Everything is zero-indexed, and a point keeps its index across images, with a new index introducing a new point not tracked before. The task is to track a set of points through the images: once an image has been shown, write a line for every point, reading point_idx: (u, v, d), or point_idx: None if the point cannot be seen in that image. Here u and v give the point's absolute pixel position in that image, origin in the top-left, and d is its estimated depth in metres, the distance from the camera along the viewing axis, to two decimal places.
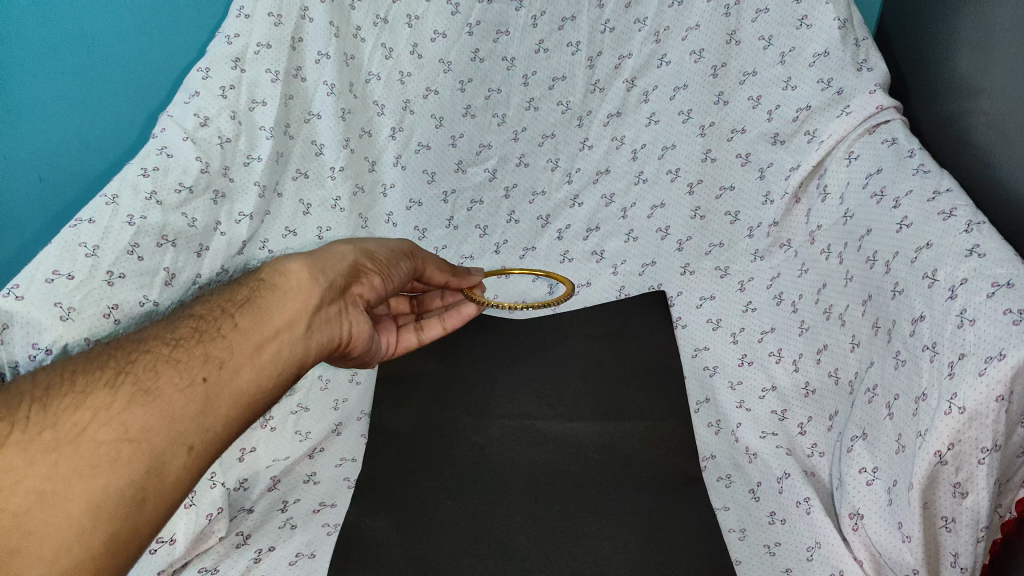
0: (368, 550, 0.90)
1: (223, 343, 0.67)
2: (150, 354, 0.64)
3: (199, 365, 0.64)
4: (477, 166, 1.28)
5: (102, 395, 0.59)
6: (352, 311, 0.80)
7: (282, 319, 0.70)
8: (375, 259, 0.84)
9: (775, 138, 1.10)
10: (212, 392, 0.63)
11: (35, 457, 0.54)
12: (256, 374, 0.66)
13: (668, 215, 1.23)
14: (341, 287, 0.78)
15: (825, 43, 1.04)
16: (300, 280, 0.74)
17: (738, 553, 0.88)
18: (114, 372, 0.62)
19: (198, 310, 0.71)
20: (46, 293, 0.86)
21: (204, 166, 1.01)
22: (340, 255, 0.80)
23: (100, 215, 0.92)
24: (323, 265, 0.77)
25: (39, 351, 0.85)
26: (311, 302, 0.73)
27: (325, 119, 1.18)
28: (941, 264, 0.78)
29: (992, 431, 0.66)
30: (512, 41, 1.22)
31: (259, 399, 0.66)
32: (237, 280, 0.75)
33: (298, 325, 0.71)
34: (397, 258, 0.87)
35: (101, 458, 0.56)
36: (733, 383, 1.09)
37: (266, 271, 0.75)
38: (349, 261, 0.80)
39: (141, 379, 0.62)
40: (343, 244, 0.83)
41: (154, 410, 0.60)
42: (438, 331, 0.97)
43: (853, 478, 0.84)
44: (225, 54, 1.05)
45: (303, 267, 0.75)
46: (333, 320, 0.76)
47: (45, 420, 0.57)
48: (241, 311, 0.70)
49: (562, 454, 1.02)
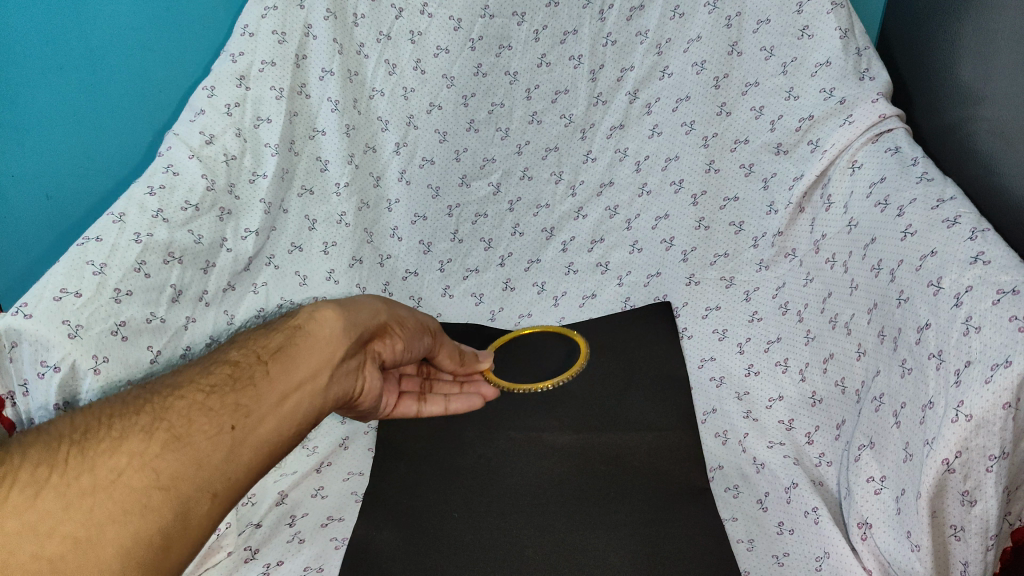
0: (375, 563, 0.89)
1: (252, 391, 0.70)
2: (186, 401, 0.68)
3: (227, 411, 0.68)
4: (482, 180, 1.29)
5: (138, 441, 0.64)
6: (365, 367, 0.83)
7: (307, 371, 0.73)
8: (401, 322, 0.88)
9: (778, 147, 1.11)
10: (238, 441, 0.67)
11: (71, 502, 0.60)
12: (279, 425, 0.70)
13: (671, 226, 1.24)
14: (363, 341, 0.81)
15: (826, 53, 1.05)
16: (333, 332, 0.76)
17: (747, 564, 0.87)
18: (151, 419, 0.66)
19: (236, 356, 0.74)
20: (54, 311, 0.84)
21: (209, 183, 1.02)
22: (370, 311, 0.83)
23: (107, 233, 0.92)
24: (354, 316, 0.80)
25: (47, 369, 0.83)
26: (333, 357, 0.75)
27: (329, 135, 1.18)
28: (946, 272, 0.77)
29: (1000, 438, 0.66)
30: (515, 55, 1.22)
31: (278, 448, 0.70)
32: (273, 326, 0.78)
33: (320, 379, 0.74)
34: (422, 330, 0.92)
35: (131, 504, 0.61)
36: (740, 393, 1.08)
37: (301, 317, 0.77)
38: (377, 318, 0.84)
39: (175, 425, 0.66)
40: (377, 301, 0.86)
41: (183, 456, 0.64)
42: (439, 408, 0.98)
43: (862, 487, 0.82)
44: (230, 73, 1.08)
45: (336, 318, 0.78)
46: (350, 373, 0.80)
47: (83, 465, 0.62)
48: (273, 360, 0.73)
49: (570, 466, 1.02)
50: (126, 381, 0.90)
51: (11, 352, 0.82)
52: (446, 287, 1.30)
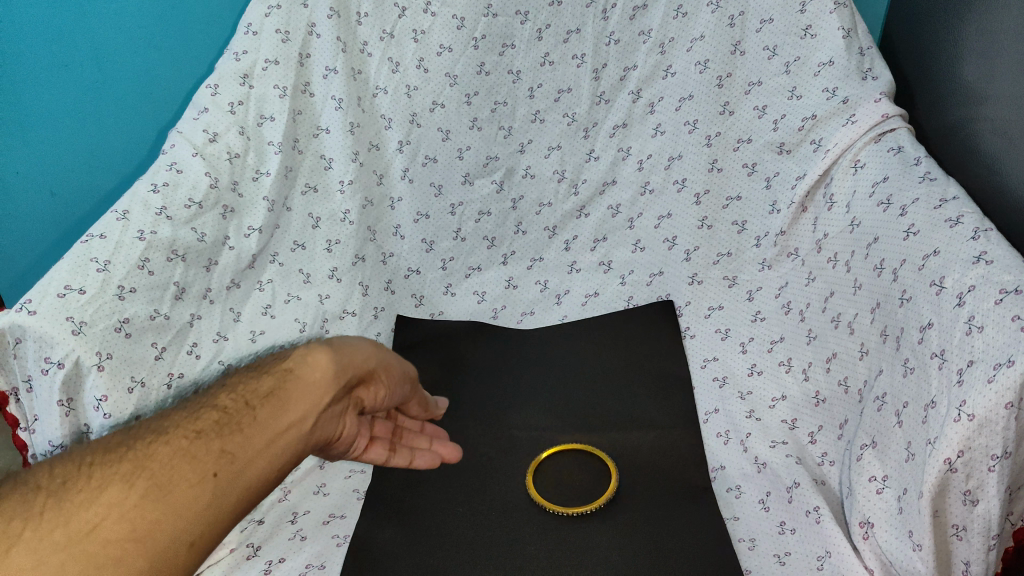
0: (378, 560, 0.89)
1: (240, 437, 0.65)
2: (169, 447, 0.62)
3: (212, 458, 0.62)
4: (484, 179, 1.29)
5: (116, 490, 0.57)
6: (347, 412, 0.78)
7: (296, 414, 0.68)
8: (389, 367, 0.82)
9: (781, 147, 1.12)
10: (221, 491, 0.61)
11: (44, 558, 0.52)
12: (263, 472, 0.64)
13: (674, 225, 1.24)
14: (352, 385, 0.76)
15: (829, 53, 1.06)
16: (325, 376, 0.71)
17: (749, 564, 0.87)
18: (130, 467, 0.60)
19: (223, 399, 0.68)
20: (58, 307, 0.82)
21: (213, 181, 1.02)
22: (364, 351, 0.77)
23: (110, 230, 0.91)
24: (349, 357, 0.75)
25: (50, 366, 0.80)
26: (325, 400, 0.70)
27: (332, 133, 1.19)
28: (948, 271, 0.77)
29: (1002, 438, 0.66)
30: (518, 53, 1.23)
31: (257, 496, 0.64)
32: (261, 368, 0.73)
33: (308, 424, 0.69)
34: (405, 375, 0.87)
35: (106, 560, 0.54)
36: (742, 393, 1.08)
37: (293, 358, 0.72)
38: (370, 361, 0.78)
39: (156, 473, 0.60)
40: (367, 342, 0.79)
41: (164, 507, 0.58)
42: (405, 460, 0.89)
43: (864, 486, 0.82)
44: (234, 71, 1.08)
45: (330, 360, 0.72)
46: (333, 418, 0.74)
47: (57, 518, 0.55)
48: (263, 404, 0.68)
49: (572, 465, 1.02)
50: (130, 377, 0.88)
51: (15, 348, 0.80)
52: (448, 285, 1.31)
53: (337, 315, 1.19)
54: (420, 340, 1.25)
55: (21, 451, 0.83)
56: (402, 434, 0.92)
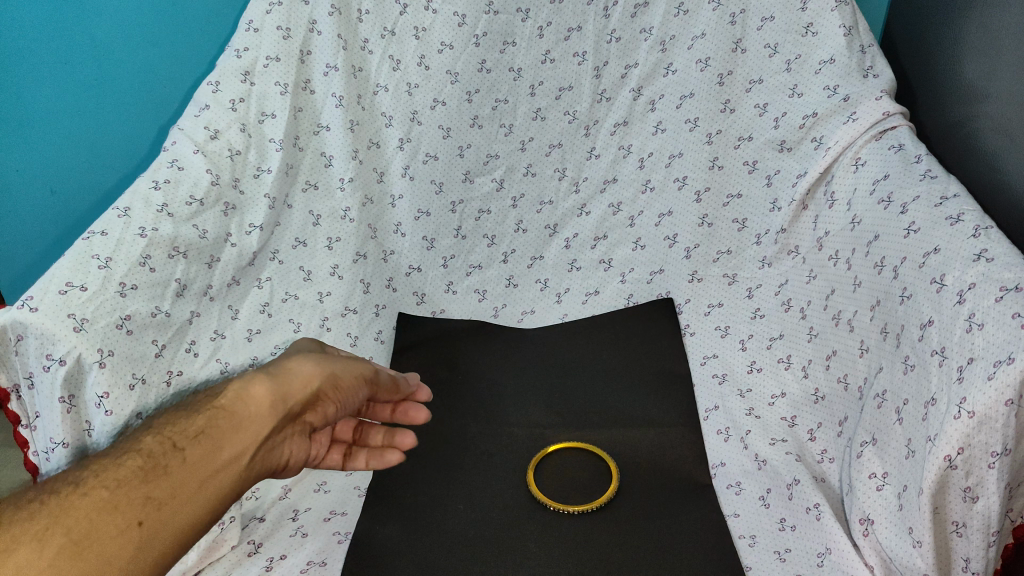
0: (379, 557, 0.90)
1: (169, 481, 0.60)
2: (90, 497, 0.57)
3: (138, 505, 0.57)
4: (485, 176, 1.29)
5: (28, 550, 0.51)
6: (296, 437, 0.74)
7: (231, 451, 0.64)
8: (343, 385, 0.76)
9: (782, 145, 1.12)
10: (151, 541, 0.56)
11: None
12: (201, 515, 0.60)
13: (675, 223, 1.25)
14: (297, 414, 0.72)
15: (830, 50, 1.06)
16: (261, 408, 0.68)
17: (749, 560, 0.87)
18: (41, 525, 0.53)
19: (147, 441, 0.63)
20: (60, 304, 0.80)
21: (214, 178, 1.02)
22: (306, 376, 0.72)
23: (112, 227, 0.90)
24: (290, 386, 0.71)
25: (52, 362, 0.78)
26: (262, 434, 0.66)
27: (333, 130, 1.18)
28: (949, 269, 0.77)
29: (1002, 435, 0.66)
30: (519, 51, 1.22)
31: (193, 543, 0.60)
32: (191, 405, 0.68)
33: (247, 458, 0.65)
34: (364, 386, 0.79)
35: None
36: (742, 390, 1.09)
37: (226, 395, 0.68)
38: (316, 383, 0.73)
39: (75, 527, 0.54)
40: (311, 362, 0.74)
41: (85, 566, 0.53)
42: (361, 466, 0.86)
43: (864, 484, 0.82)
44: (235, 68, 1.08)
45: (267, 391, 0.69)
46: (279, 447, 0.71)
47: None
48: (194, 443, 0.63)
49: (572, 461, 1.03)
50: (131, 374, 0.86)
51: (16, 346, 0.77)
52: (449, 283, 1.32)
53: (337, 313, 1.19)
54: (422, 338, 1.27)
55: (23, 448, 0.81)
56: (362, 435, 0.88)
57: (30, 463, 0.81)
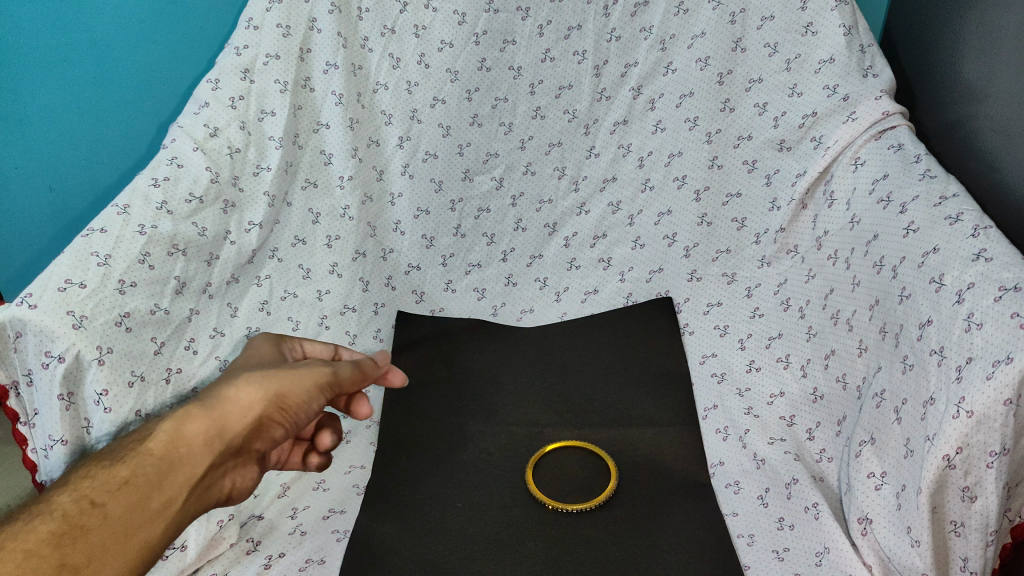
0: (378, 555, 0.90)
1: (85, 543, 0.64)
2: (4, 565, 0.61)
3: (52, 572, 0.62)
4: (485, 175, 1.29)
5: None
6: (244, 465, 0.76)
7: (154, 501, 0.68)
8: (285, 410, 0.76)
9: (781, 144, 1.12)
10: None
11: None
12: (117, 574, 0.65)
13: (674, 222, 1.25)
14: (233, 449, 0.74)
15: (830, 50, 1.07)
16: (185, 455, 0.71)
17: (748, 559, 0.87)
18: None
19: (73, 495, 0.68)
20: (59, 301, 0.80)
21: (213, 176, 1.02)
22: (240, 411, 0.74)
23: (111, 225, 0.90)
24: (219, 425, 0.73)
25: (51, 359, 0.78)
26: (189, 479, 0.70)
27: (332, 128, 1.18)
28: (948, 268, 0.77)
29: (1000, 434, 0.66)
30: (519, 50, 1.22)
31: None
32: (128, 446, 0.73)
33: (173, 506, 0.69)
34: (314, 403, 0.78)
35: None
36: (741, 389, 1.09)
37: (157, 438, 0.72)
38: (252, 413, 0.74)
39: None
40: (245, 392, 0.74)
41: None
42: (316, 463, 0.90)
43: (862, 483, 0.82)
44: (235, 65, 1.08)
45: (194, 435, 0.72)
46: (221, 480, 0.74)
47: None
48: (114, 500, 0.67)
49: (570, 460, 1.03)
50: (130, 372, 0.86)
51: (16, 343, 0.77)
52: (448, 282, 1.32)
53: (337, 311, 1.19)
54: (421, 337, 1.27)
55: (21, 445, 0.81)
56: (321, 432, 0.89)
57: (28, 461, 0.81)
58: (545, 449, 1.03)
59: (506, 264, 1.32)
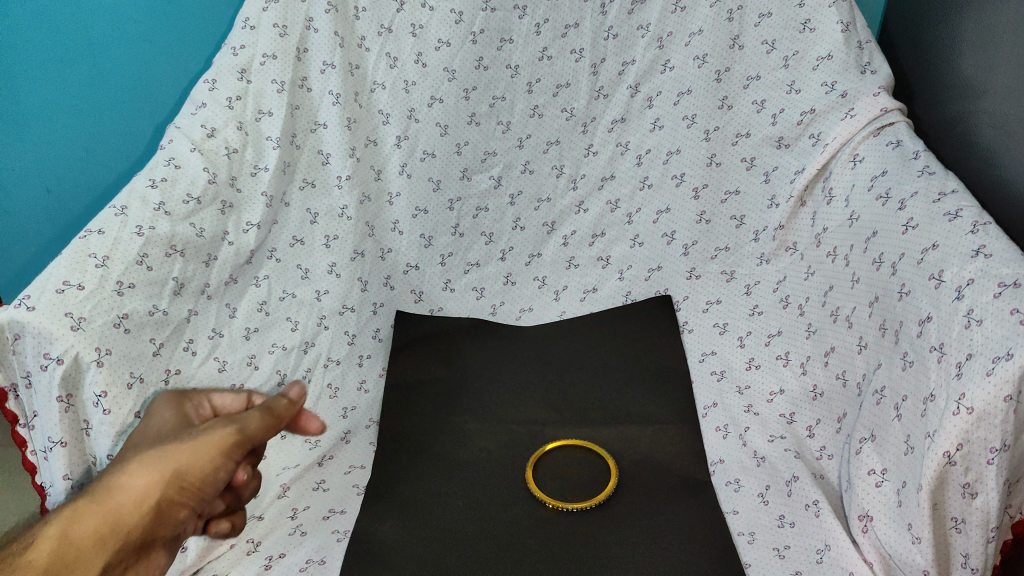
0: (378, 555, 0.89)
1: None
2: None
3: None
4: (483, 174, 1.29)
5: None
6: (152, 553, 0.71)
7: None
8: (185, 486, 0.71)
9: (780, 141, 1.13)
10: None
11: None
12: None
13: (673, 220, 1.25)
14: (134, 540, 0.68)
15: (828, 47, 1.07)
16: (76, 557, 0.65)
17: (749, 556, 0.87)
18: None
19: None
20: (57, 303, 0.79)
21: (211, 176, 1.01)
22: (138, 497, 0.68)
23: (109, 226, 0.89)
24: (114, 517, 0.67)
25: (50, 361, 0.77)
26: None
27: (330, 128, 1.18)
28: (948, 265, 0.77)
29: (1001, 431, 0.66)
30: (516, 48, 1.22)
31: None
32: None
33: None
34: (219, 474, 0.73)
35: None
36: (741, 387, 1.09)
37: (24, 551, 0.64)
38: (149, 499, 0.69)
39: None
40: (138, 477, 0.69)
41: None
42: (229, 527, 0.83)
43: (863, 480, 0.82)
44: (232, 66, 1.07)
45: (84, 535, 0.66)
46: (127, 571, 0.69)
47: None
48: None
49: (569, 459, 1.03)
50: (130, 373, 0.85)
51: (15, 345, 0.77)
52: (447, 281, 1.31)
53: (335, 311, 1.18)
54: (421, 336, 1.27)
55: (21, 447, 0.81)
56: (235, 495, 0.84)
57: (28, 463, 0.82)
58: (545, 448, 1.03)
59: (505, 263, 1.32)
